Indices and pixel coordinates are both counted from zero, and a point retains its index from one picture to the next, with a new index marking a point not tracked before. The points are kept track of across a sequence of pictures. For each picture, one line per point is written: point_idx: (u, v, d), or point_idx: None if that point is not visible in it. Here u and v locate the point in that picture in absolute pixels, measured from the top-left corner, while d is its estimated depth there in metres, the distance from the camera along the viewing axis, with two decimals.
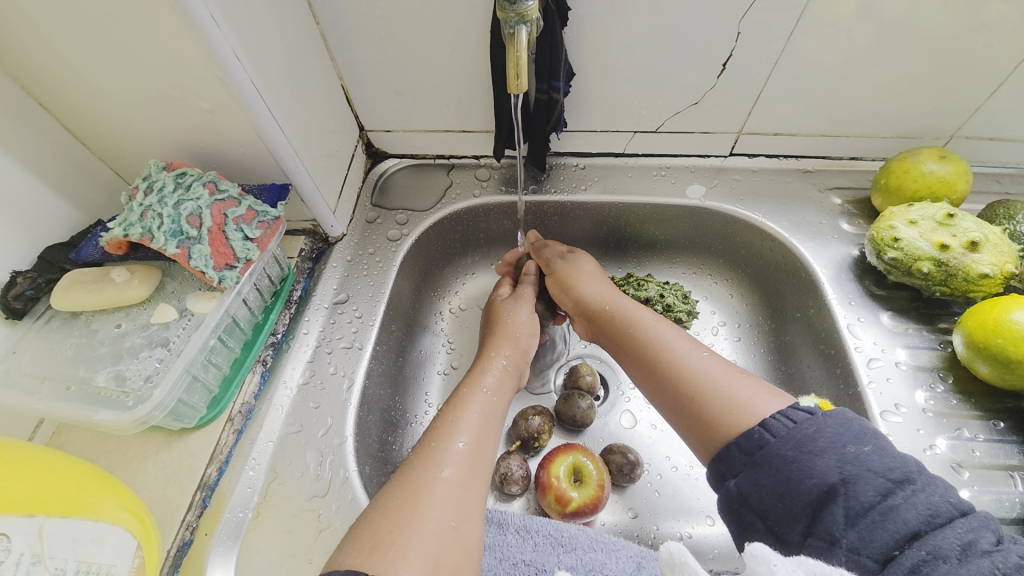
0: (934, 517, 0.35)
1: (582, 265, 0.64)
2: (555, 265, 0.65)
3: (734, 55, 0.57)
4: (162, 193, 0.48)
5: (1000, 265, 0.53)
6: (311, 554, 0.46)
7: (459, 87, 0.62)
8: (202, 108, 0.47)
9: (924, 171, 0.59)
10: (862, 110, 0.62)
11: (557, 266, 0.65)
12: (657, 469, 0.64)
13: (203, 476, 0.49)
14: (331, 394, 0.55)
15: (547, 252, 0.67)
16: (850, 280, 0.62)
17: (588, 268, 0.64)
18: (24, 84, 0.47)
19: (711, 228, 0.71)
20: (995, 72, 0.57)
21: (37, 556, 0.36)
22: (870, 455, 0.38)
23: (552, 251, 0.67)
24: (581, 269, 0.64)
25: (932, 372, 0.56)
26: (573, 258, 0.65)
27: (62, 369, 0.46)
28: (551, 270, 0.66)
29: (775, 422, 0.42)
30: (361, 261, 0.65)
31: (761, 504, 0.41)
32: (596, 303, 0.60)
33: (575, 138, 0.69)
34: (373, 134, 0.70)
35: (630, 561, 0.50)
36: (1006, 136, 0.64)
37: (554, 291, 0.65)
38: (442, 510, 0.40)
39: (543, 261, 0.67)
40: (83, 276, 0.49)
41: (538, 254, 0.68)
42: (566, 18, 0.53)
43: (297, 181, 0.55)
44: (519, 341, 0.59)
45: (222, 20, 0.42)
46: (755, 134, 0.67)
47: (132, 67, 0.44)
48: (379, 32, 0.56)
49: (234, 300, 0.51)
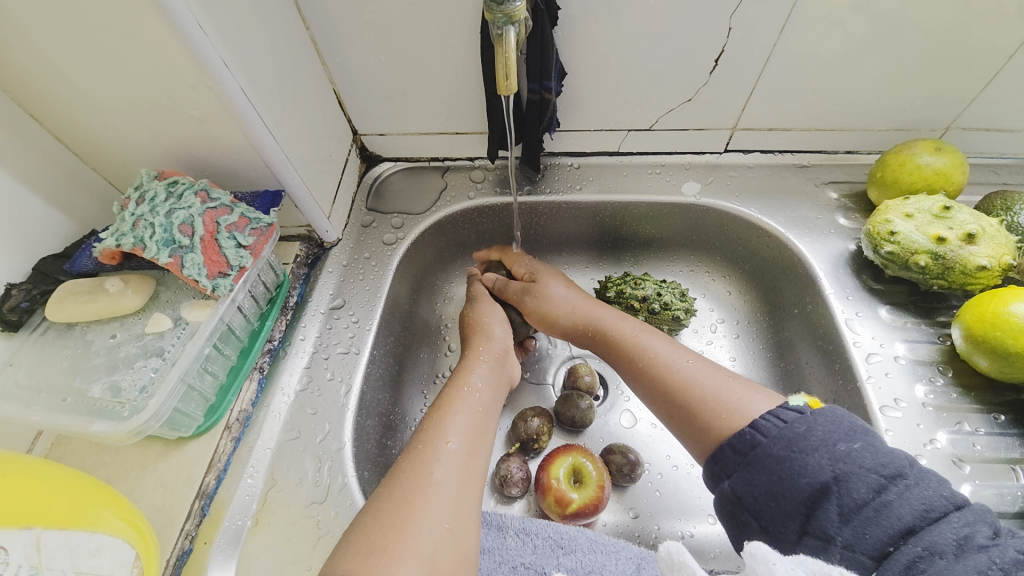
0: (928, 511, 0.35)
1: (551, 293, 0.61)
2: (525, 304, 0.62)
3: (727, 51, 0.56)
4: (153, 203, 0.48)
5: (997, 257, 0.53)
6: (310, 560, 0.46)
7: (452, 89, 0.62)
8: (193, 116, 0.47)
9: (920, 163, 0.58)
10: (856, 104, 0.62)
11: (526, 304, 0.62)
12: (657, 468, 0.64)
13: (201, 484, 0.49)
14: (328, 400, 0.55)
15: (513, 289, 0.63)
16: (848, 275, 0.62)
17: (559, 292, 0.61)
18: (16, 96, 0.47)
19: (706, 225, 0.70)
20: (989, 62, 0.56)
21: (34, 568, 0.36)
22: (861, 452, 0.38)
23: (514, 287, 0.63)
24: (552, 299, 0.61)
25: (931, 366, 0.56)
26: (539, 289, 0.62)
27: (58, 381, 0.46)
28: (521, 309, 0.62)
29: (765, 423, 0.42)
30: (356, 266, 0.65)
31: (755, 504, 0.40)
32: (580, 323, 0.60)
33: (569, 138, 0.69)
34: (367, 138, 0.70)
35: (630, 562, 0.50)
36: (1004, 127, 0.63)
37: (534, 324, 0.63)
38: (435, 513, 0.40)
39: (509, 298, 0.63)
40: (77, 287, 0.49)
41: (501, 293, 0.64)
42: (556, 18, 0.53)
43: (290, 186, 0.55)
44: (491, 332, 0.59)
45: (209, 28, 0.42)
46: (750, 130, 0.67)
47: (121, 76, 0.44)
48: (370, 35, 0.56)
49: (229, 307, 0.51)
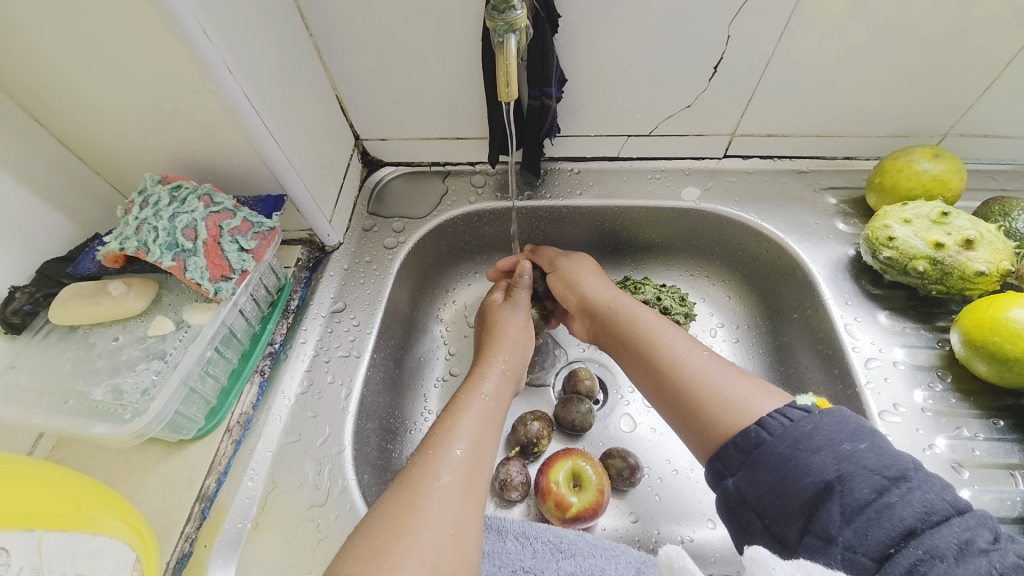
0: (929, 514, 0.35)
1: (583, 264, 0.65)
2: (557, 263, 0.66)
3: (725, 58, 0.57)
4: (156, 207, 0.48)
5: (996, 262, 0.53)
6: (310, 564, 0.46)
7: (454, 95, 0.63)
8: (196, 121, 0.48)
9: (918, 169, 0.59)
10: (854, 110, 0.63)
11: (558, 264, 0.66)
12: (657, 472, 0.64)
13: (202, 487, 0.49)
14: (329, 404, 0.55)
15: (550, 252, 0.68)
16: (847, 280, 0.62)
17: (589, 268, 0.65)
18: (20, 101, 0.47)
19: (706, 229, 0.71)
20: (987, 69, 0.57)
21: (36, 570, 0.36)
22: (866, 452, 0.38)
23: (554, 250, 0.67)
24: (581, 270, 0.64)
25: (931, 371, 0.56)
26: (575, 258, 0.66)
27: (60, 383, 0.46)
28: (552, 268, 0.66)
29: (771, 421, 0.42)
30: (357, 270, 0.66)
31: (759, 502, 0.41)
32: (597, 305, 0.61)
33: (569, 143, 0.69)
34: (369, 142, 0.71)
35: (629, 567, 0.50)
36: (1002, 133, 0.64)
37: (556, 289, 0.65)
38: (439, 519, 0.40)
39: (544, 260, 0.67)
40: (80, 290, 0.49)
41: (537, 253, 0.69)
42: (557, 24, 0.53)
43: (291, 191, 0.56)
44: (517, 345, 0.59)
45: (214, 35, 0.42)
46: (749, 136, 0.67)
47: (125, 82, 0.44)
48: (372, 42, 0.57)
49: (231, 311, 0.51)
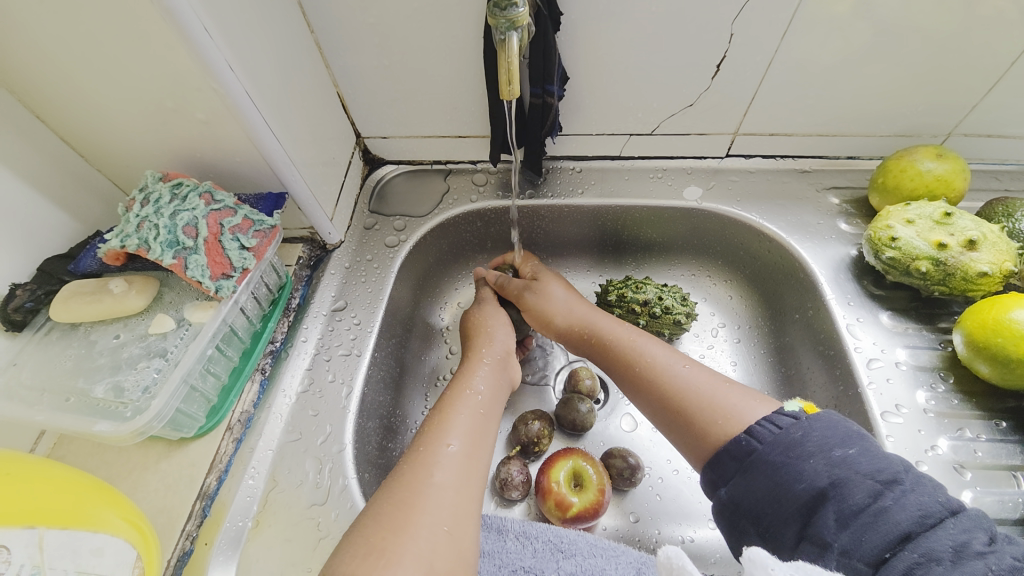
0: (925, 517, 0.35)
1: (551, 293, 0.62)
2: (525, 299, 0.62)
3: (728, 56, 0.57)
4: (158, 205, 0.48)
5: (999, 263, 0.53)
6: (310, 562, 0.46)
7: (455, 93, 0.63)
8: (198, 118, 0.48)
9: (921, 169, 0.59)
10: (857, 110, 0.62)
11: (526, 300, 0.62)
12: (658, 472, 0.64)
13: (202, 485, 0.49)
14: (329, 402, 0.55)
15: (513, 286, 0.64)
16: (849, 280, 0.62)
17: (558, 293, 0.62)
18: (22, 98, 0.47)
19: (708, 229, 0.71)
20: (991, 68, 0.56)
21: (37, 567, 0.36)
22: (857, 457, 0.38)
23: (516, 284, 0.64)
24: (551, 299, 0.61)
25: (933, 372, 0.56)
26: (539, 287, 0.63)
27: (62, 381, 0.46)
28: (521, 304, 0.63)
29: (760, 429, 0.42)
30: (358, 268, 0.65)
31: (754, 510, 0.41)
32: (577, 329, 0.60)
33: (571, 141, 0.69)
34: (370, 140, 0.70)
35: (629, 567, 0.50)
36: (1006, 133, 0.64)
37: (532, 323, 0.63)
38: (436, 516, 0.40)
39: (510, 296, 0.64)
40: (81, 287, 0.49)
41: (502, 290, 0.65)
42: (559, 22, 0.53)
43: (293, 189, 0.55)
44: (495, 335, 0.60)
45: (215, 32, 0.42)
46: (751, 135, 0.67)
47: (127, 79, 0.44)
48: (374, 39, 0.57)
49: (231, 309, 0.51)
